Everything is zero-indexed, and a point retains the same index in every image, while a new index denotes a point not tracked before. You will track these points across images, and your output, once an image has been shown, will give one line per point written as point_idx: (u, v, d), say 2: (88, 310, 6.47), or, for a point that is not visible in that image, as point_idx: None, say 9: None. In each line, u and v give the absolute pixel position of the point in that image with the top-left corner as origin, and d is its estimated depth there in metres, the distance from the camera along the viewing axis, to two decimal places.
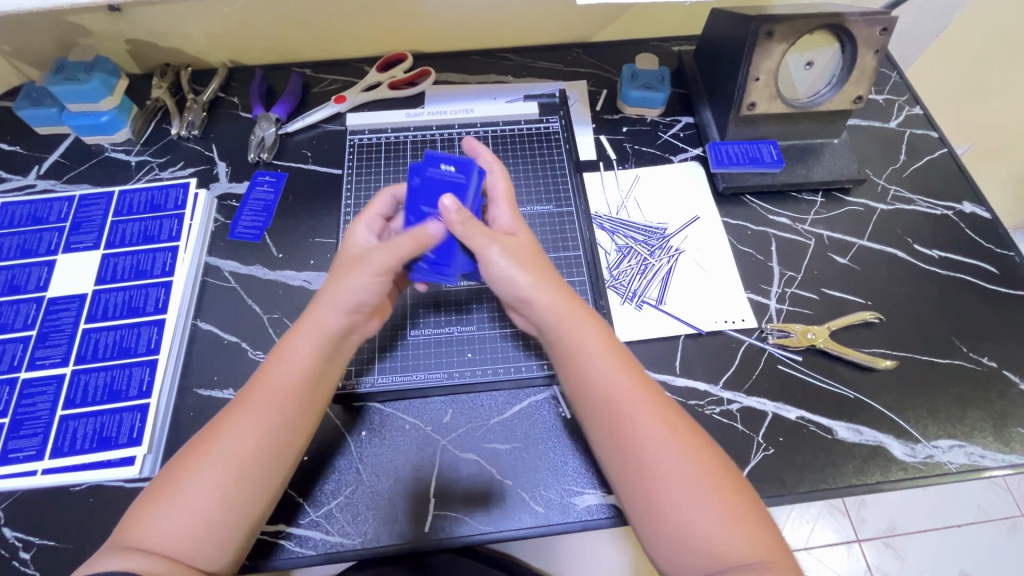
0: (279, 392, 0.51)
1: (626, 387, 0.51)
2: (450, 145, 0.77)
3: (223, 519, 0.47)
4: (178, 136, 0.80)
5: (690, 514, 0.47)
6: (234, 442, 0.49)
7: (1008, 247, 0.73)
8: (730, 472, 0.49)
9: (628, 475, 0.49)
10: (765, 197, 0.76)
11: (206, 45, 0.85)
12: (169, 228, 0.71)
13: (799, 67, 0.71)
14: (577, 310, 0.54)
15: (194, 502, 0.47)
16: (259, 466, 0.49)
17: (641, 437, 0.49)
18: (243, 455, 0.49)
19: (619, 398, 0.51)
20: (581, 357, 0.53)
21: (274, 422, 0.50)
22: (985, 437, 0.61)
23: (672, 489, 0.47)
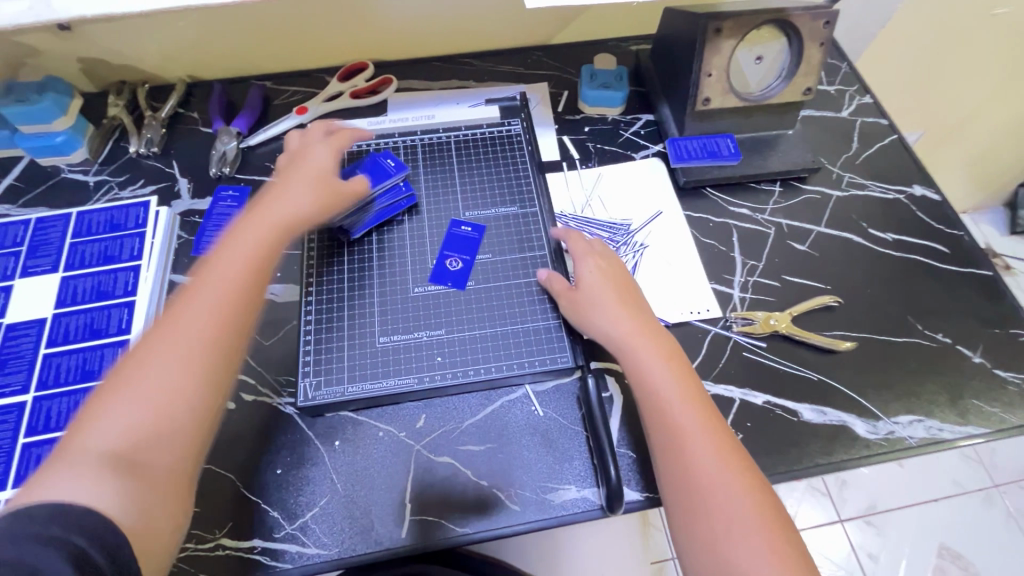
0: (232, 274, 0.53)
1: (689, 417, 0.54)
2: (411, 151, 0.77)
3: (160, 390, 0.46)
4: (137, 154, 0.80)
5: (737, 547, 0.48)
6: (171, 343, 0.48)
7: (956, 226, 0.76)
8: (771, 498, 0.51)
9: (681, 498, 0.51)
10: (725, 189, 0.78)
11: (163, 61, 0.84)
12: (130, 247, 0.70)
13: (749, 62, 0.73)
14: (643, 339, 0.59)
15: (136, 394, 0.46)
16: (206, 354, 0.49)
17: (699, 463, 0.52)
18: (188, 338, 0.49)
19: (682, 420, 0.54)
20: (652, 386, 0.56)
21: (215, 319, 0.50)
22: (943, 410, 0.63)
23: (722, 518, 0.49)
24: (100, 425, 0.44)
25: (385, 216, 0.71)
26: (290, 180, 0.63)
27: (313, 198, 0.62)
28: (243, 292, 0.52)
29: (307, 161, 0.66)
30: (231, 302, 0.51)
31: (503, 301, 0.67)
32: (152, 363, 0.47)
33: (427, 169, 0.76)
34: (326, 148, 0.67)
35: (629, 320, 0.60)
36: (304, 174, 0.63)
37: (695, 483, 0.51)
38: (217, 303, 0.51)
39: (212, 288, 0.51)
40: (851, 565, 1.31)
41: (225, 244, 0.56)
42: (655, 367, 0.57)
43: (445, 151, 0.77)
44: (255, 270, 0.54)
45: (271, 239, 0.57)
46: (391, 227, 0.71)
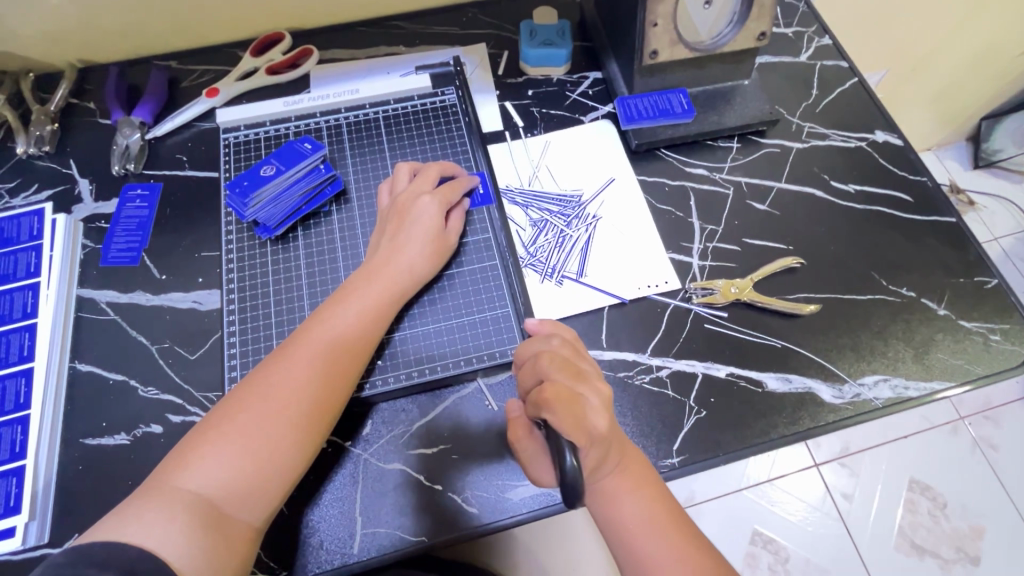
0: (335, 342, 0.53)
1: (646, 516, 0.51)
2: (336, 131, 0.70)
3: (260, 449, 0.48)
4: (27, 155, 0.71)
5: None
6: (273, 401, 0.50)
7: (919, 172, 0.72)
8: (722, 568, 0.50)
9: None
10: (681, 149, 0.73)
11: (44, 45, 0.73)
12: (26, 263, 0.62)
13: (698, 6, 0.65)
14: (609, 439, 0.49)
15: (237, 445, 0.48)
16: (299, 418, 0.50)
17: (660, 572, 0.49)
18: (288, 400, 0.50)
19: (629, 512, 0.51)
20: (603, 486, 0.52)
21: (310, 389, 0.51)
22: (908, 367, 0.61)
23: None
24: (201, 466, 0.47)
25: (308, 207, 0.65)
26: (402, 230, 0.60)
27: (429, 260, 0.60)
28: (343, 362, 0.53)
29: (408, 208, 0.61)
30: (324, 368, 0.52)
31: (445, 293, 0.63)
32: (254, 419, 0.49)
33: (355, 150, 0.69)
34: (432, 167, 0.65)
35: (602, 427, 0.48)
36: (419, 235, 0.60)
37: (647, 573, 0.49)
38: (314, 366, 0.52)
39: (313, 350, 0.52)
40: (827, 507, 1.35)
41: (337, 303, 0.56)
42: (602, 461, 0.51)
43: (374, 129, 0.70)
44: (357, 339, 0.54)
45: (377, 300, 0.56)
46: (317, 219, 0.65)
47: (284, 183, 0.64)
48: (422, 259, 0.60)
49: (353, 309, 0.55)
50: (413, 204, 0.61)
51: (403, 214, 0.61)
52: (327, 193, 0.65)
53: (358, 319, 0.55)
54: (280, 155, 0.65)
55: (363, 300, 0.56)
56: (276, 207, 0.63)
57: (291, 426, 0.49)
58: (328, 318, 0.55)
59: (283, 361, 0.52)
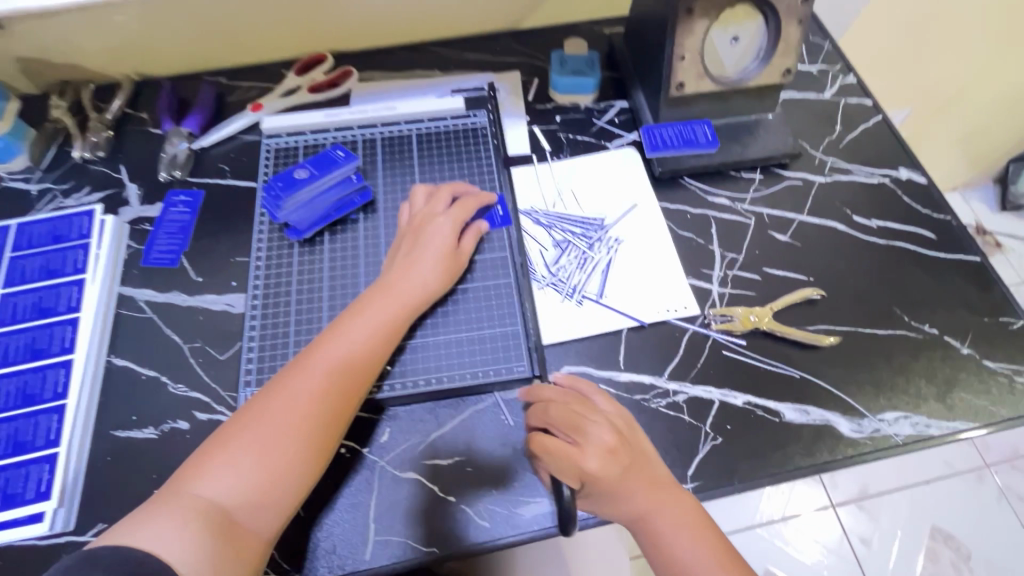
0: (347, 355, 0.55)
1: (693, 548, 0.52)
2: (371, 146, 0.73)
3: (272, 458, 0.49)
4: (83, 159, 0.75)
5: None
6: (287, 414, 0.51)
7: (943, 210, 0.73)
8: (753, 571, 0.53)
9: None
10: (704, 178, 0.75)
11: (106, 58, 0.79)
12: (74, 260, 0.66)
13: (725, 43, 0.69)
14: (608, 477, 0.51)
15: (250, 455, 0.49)
16: (310, 427, 0.51)
17: None
18: (301, 411, 0.51)
19: (659, 529, 0.52)
20: (627, 509, 0.52)
21: (323, 401, 0.52)
22: (930, 405, 0.61)
23: None
24: (216, 475, 0.48)
25: (338, 214, 0.67)
26: (418, 247, 0.62)
27: (443, 278, 0.61)
28: (355, 376, 0.54)
29: (426, 228, 0.63)
30: (336, 382, 0.53)
31: (458, 307, 0.64)
32: (267, 430, 0.50)
33: (387, 165, 0.72)
34: (451, 188, 0.67)
35: (593, 467, 0.51)
36: (433, 254, 0.61)
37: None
38: (327, 380, 0.53)
39: (326, 364, 0.54)
40: (844, 551, 1.30)
41: (351, 318, 0.57)
42: (610, 484, 0.52)
43: (406, 146, 0.73)
44: (369, 354, 0.56)
45: (392, 314, 0.58)
46: (345, 226, 0.68)
47: (317, 188, 0.66)
48: (434, 270, 0.61)
49: (366, 325, 0.57)
50: (431, 224, 0.63)
51: (421, 233, 0.64)
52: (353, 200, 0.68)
53: (372, 334, 0.56)
54: (314, 162, 0.67)
55: (377, 315, 0.57)
56: (307, 212, 0.66)
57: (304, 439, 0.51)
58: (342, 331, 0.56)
59: (298, 374, 0.53)
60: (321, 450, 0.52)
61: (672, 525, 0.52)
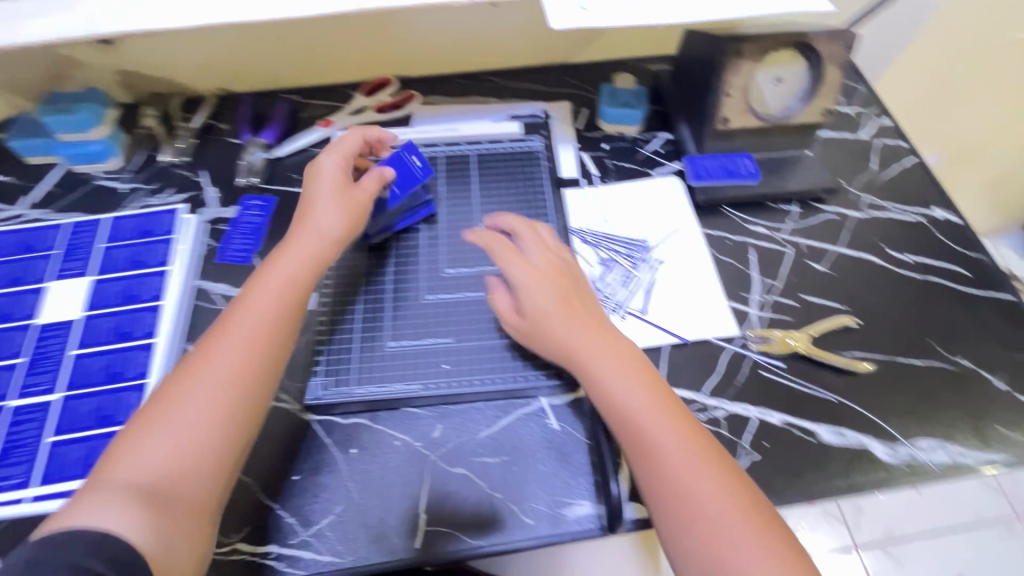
0: (261, 318, 0.54)
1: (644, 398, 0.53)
2: (433, 162, 0.79)
3: (198, 424, 0.48)
4: (169, 162, 0.82)
5: (732, 554, 0.45)
6: (214, 376, 0.50)
7: (977, 249, 0.75)
8: (775, 518, 0.48)
9: (661, 494, 0.49)
10: (743, 207, 0.79)
11: (196, 74, 0.87)
12: (159, 253, 0.72)
13: (768, 83, 0.73)
14: (579, 335, 0.57)
15: (174, 425, 0.48)
16: (233, 389, 0.50)
17: (664, 454, 0.50)
18: (222, 372, 0.50)
19: (655, 437, 0.51)
20: (620, 404, 0.53)
21: (251, 360, 0.52)
22: (964, 435, 0.62)
23: (707, 513, 0.47)
24: (139, 453, 0.46)
25: (404, 224, 0.73)
26: (308, 205, 0.64)
27: (340, 220, 0.63)
28: (276, 331, 0.54)
29: (317, 174, 0.66)
30: (261, 336, 0.53)
31: None
32: (190, 396, 0.49)
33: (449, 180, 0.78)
34: (334, 154, 0.67)
35: (546, 296, 0.60)
36: (325, 201, 0.63)
37: (674, 501, 0.48)
38: (255, 336, 0.53)
39: (249, 323, 0.53)
40: None
41: (259, 282, 0.57)
42: (601, 366, 0.55)
43: (466, 164, 0.79)
44: (286, 312, 0.55)
45: (298, 274, 0.58)
46: (409, 235, 0.74)
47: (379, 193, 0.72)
48: (334, 224, 0.62)
49: (260, 291, 0.56)
50: (316, 172, 0.66)
51: (311, 180, 0.66)
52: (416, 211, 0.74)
53: (273, 300, 0.55)
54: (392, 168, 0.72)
55: (270, 278, 0.57)
56: (376, 216, 0.72)
57: (235, 395, 0.50)
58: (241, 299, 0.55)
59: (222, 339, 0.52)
60: (246, 408, 0.50)
61: (673, 436, 0.51)
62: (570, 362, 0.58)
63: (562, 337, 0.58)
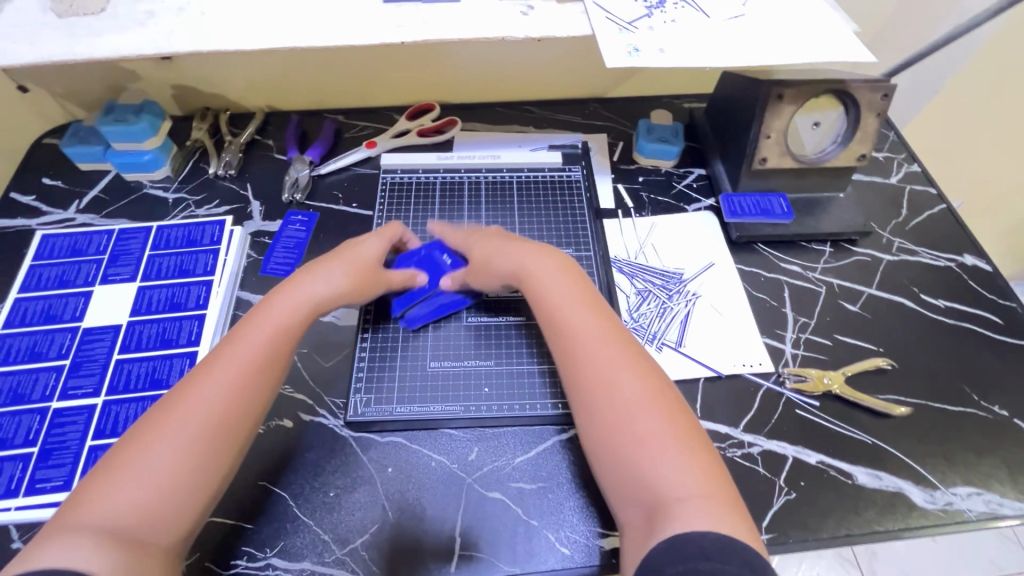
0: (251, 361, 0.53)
1: (599, 331, 0.55)
2: (476, 188, 0.81)
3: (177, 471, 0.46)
4: (215, 175, 0.84)
5: (653, 462, 0.47)
6: (191, 414, 0.49)
7: (1010, 298, 0.76)
8: (704, 440, 0.49)
9: (595, 408, 0.51)
10: (777, 245, 0.80)
11: (247, 91, 0.90)
12: (204, 262, 0.73)
13: (807, 127, 0.76)
14: (534, 260, 0.62)
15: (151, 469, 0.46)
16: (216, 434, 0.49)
17: (605, 372, 0.52)
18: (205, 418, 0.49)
19: (593, 354, 0.53)
20: (566, 323, 0.56)
21: (237, 408, 0.51)
22: (1002, 485, 0.62)
23: (632, 420, 0.49)
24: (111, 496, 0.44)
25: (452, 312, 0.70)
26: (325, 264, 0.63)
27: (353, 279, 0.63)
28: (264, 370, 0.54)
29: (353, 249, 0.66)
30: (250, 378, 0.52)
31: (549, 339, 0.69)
32: (167, 437, 0.47)
33: (490, 208, 0.79)
34: (378, 238, 0.68)
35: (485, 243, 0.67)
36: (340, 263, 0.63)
37: (604, 416, 0.50)
38: (242, 376, 0.52)
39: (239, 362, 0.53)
40: None
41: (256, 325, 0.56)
42: (553, 288, 0.59)
43: (507, 191, 0.81)
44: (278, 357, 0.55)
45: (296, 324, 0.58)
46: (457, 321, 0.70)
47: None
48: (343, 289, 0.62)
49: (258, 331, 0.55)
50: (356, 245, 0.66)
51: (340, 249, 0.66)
52: (460, 303, 0.69)
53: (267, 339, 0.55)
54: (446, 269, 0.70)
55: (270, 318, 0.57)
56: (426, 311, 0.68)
57: (215, 439, 0.49)
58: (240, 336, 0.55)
59: (207, 375, 0.51)
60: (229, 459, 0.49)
61: (611, 358, 0.53)
62: (524, 285, 0.62)
63: (514, 260, 0.63)
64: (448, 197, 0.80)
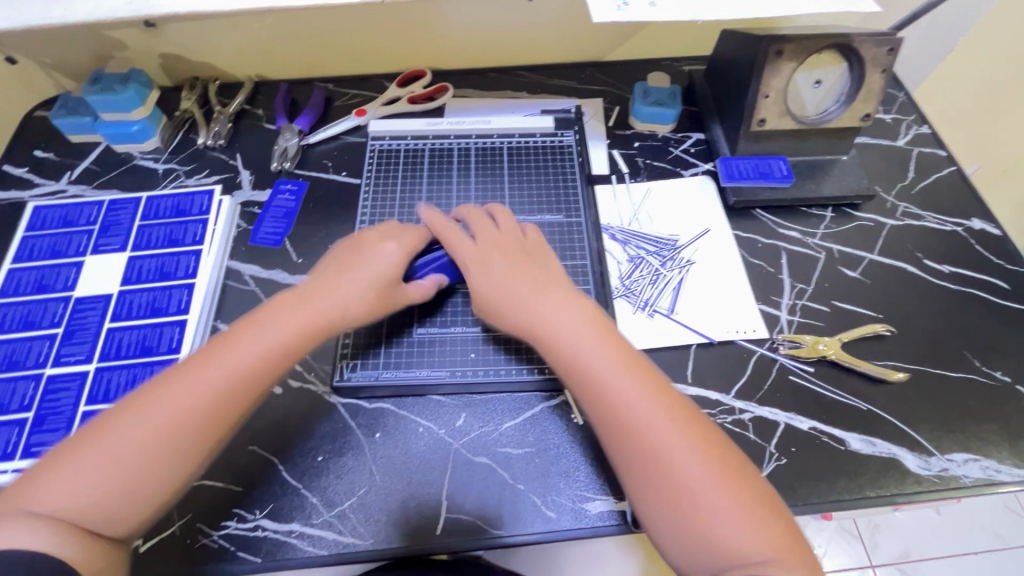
0: (234, 373, 0.50)
1: (635, 386, 0.51)
2: (466, 154, 0.80)
3: (138, 473, 0.45)
4: (204, 145, 0.83)
5: (719, 523, 0.45)
6: (163, 418, 0.47)
7: (1018, 263, 0.73)
8: (765, 489, 0.47)
9: (644, 474, 0.48)
10: (775, 211, 0.78)
11: (235, 60, 0.88)
12: (194, 232, 0.73)
13: (808, 85, 0.73)
14: (551, 306, 0.56)
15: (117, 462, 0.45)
16: (182, 447, 0.47)
17: (652, 434, 0.48)
18: (177, 426, 0.47)
19: (635, 414, 0.49)
20: (599, 384, 0.51)
21: (203, 425, 0.48)
22: (1000, 451, 0.61)
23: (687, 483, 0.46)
24: (72, 478, 0.44)
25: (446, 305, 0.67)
26: (343, 272, 0.58)
27: (361, 294, 0.57)
28: (241, 389, 0.50)
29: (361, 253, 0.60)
30: (222, 395, 0.49)
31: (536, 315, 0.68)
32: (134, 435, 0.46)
33: (479, 175, 0.78)
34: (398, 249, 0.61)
35: (500, 277, 0.59)
36: (356, 273, 0.58)
37: (660, 480, 0.47)
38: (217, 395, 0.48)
39: (214, 376, 0.49)
40: None
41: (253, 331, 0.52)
42: (581, 343, 0.53)
43: (498, 158, 0.80)
44: (260, 372, 0.51)
45: (292, 342, 0.53)
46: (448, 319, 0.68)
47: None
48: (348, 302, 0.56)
49: (240, 345, 0.51)
50: (356, 249, 0.60)
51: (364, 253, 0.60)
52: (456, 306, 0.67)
53: (249, 352, 0.51)
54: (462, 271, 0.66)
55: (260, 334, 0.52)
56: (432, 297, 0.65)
57: (170, 453, 0.46)
58: (228, 345, 0.51)
59: (186, 378, 0.49)
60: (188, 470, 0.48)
61: (652, 414, 0.49)
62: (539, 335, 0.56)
63: (523, 305, 0.56)
64: (437, 165, 0.79)
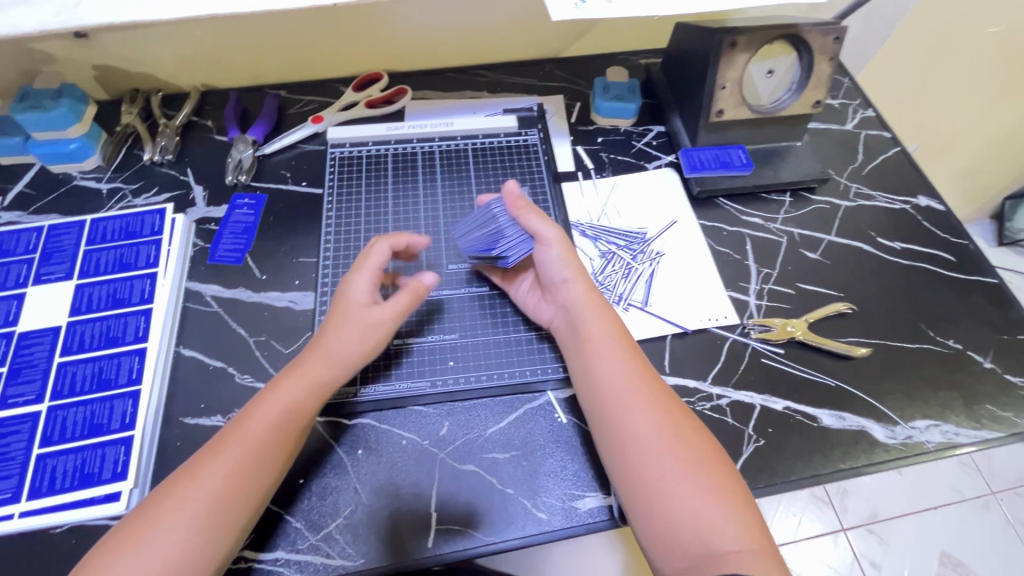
0: (255, 440, 0.51)
1: (646, 386, 0.55)
2: (430, 158, 0.79)
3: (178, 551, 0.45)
4: (151, 161, 0.79)
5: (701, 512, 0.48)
6: (196, 493, 0.48)
7: (962, 236, 0.78)
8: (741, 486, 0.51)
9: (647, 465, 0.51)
10: (737, 199, 0.80)
11: (178, 70, 0.84)
12: (147, 255, 0.69)
13: (761, 75, 0.75)
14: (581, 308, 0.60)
15: (156, 544, 0.45)
16: (216, 518, 0.47)
17: (658, 428, 0.53)
18: (204, 499, 0.48)
19: (645, 408, 0.54)
20: (613, 377, 0.56)
21: (232, 493, 0.49)
22: (957, 415, 0.64)
23: (680, 479, 0.50)
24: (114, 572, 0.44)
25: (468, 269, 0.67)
26: (333, 319, 0.59)
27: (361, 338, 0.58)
28: (268, 456, 0.51)
29: (344, 295, 0.61)
30: (250, 465, 0.50)
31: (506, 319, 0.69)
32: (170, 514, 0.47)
33: (445, 178, 0.77)
34: (371, 279, 0.62)
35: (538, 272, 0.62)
36: (348, 318, 0.59)
37: (644, 474, 0.51)
38: (242, 463, 0.50)
39: (241, 448, 0.50)
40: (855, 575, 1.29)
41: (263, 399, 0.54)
42: (601, 341, 0.58)
43: (463, 159, 0.79)
44: (280, 436, 0.52)
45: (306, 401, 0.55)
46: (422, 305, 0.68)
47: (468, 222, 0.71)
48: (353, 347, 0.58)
49: (259, 416, 0.52)
50: (345, 291, 0.61)
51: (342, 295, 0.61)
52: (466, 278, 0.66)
53: (271, 420, 0.53)
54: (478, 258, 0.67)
55: (277, 402, 0.53)
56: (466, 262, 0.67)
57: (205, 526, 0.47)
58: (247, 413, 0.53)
59: (211, 455, 0.50)
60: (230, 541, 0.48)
61: (661, 412, 0.54)
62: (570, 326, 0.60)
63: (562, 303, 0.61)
64: (402, 170, 0.78)
